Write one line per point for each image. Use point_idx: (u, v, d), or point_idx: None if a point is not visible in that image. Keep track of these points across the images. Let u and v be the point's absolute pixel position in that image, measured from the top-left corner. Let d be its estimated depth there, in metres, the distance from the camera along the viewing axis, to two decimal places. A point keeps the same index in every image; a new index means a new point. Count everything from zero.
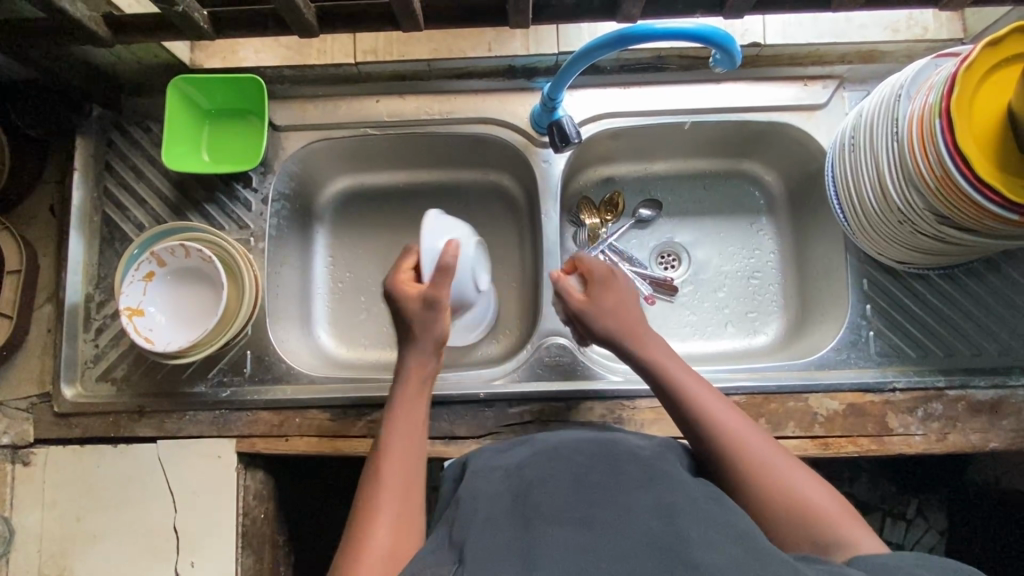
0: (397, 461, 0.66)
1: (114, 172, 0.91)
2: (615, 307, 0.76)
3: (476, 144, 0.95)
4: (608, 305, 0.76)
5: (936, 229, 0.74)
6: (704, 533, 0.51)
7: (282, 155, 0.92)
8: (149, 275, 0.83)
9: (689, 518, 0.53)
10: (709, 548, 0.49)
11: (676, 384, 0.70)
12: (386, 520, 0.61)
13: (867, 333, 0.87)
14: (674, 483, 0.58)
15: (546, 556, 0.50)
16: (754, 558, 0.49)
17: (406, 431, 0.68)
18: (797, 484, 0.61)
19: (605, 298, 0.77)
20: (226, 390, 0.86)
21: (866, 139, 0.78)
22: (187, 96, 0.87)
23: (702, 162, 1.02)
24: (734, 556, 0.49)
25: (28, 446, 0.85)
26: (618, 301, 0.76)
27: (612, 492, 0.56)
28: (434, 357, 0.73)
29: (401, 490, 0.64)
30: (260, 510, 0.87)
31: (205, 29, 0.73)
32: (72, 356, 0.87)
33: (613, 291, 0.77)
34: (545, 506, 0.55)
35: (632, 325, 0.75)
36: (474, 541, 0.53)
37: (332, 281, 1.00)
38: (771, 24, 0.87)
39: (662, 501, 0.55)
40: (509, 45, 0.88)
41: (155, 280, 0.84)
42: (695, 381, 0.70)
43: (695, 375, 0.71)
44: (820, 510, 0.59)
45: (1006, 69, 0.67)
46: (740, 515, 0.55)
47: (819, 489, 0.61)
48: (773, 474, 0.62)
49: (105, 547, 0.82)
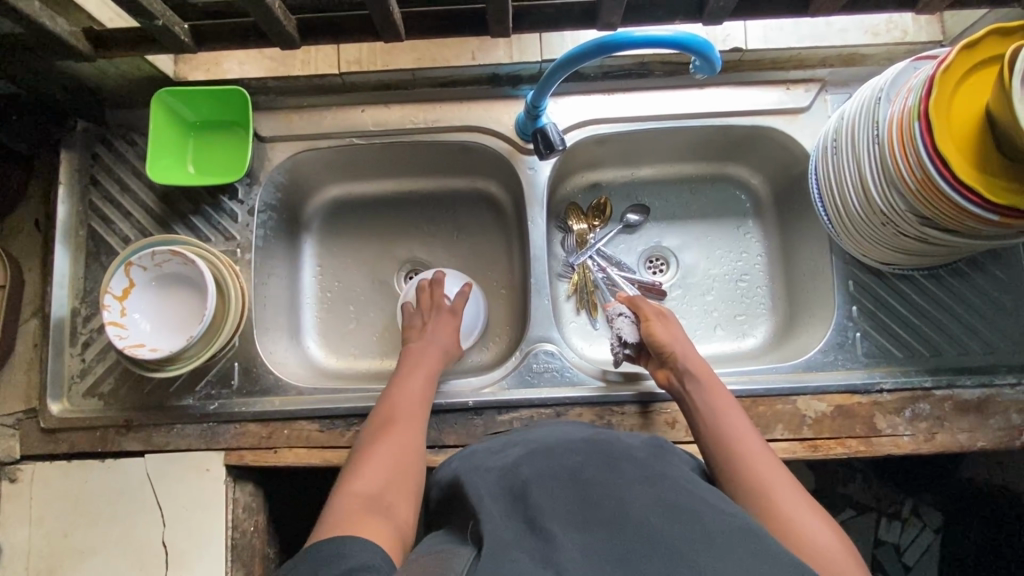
0: (410, 406, 0.77)
1: (99, 186, 0.90)
2: (675, 337, 0.81)
3: (463, 151, 0.95)
4: (677, 331, 0.83)
5: (918, 230, 0.75)
6: (708, 530, 0.50)
7: (268, 166, 0.92)
8: (105, 323, 0.80)
9: (694, 515, 0.52)
10: (713, 548, 0.49)
11: (718, 420, 0.72)
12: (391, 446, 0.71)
13: (853, 334, 0.87)
14: (671, 484, 0.58)
15: (555, 552, 0.50)
16: (757, 557, 0.48)
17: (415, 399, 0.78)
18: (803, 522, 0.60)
19: (662, 331, 0.82)
20: (214, 403, 0.86)
21: (848, 142, 0.79)
22: (172, 109, 0.87)
23: (689, 166, 1.02)
24: (735, 555, 0.48)
25: (14, 463, 0.85)
26: (669, 336, 0.81)
27: (610, 488, 0.56)
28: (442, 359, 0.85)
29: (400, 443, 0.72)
30: (250, 522, 0.86)
31: (187, 43, 0.73)
32: (59, 371, 0.87)
33: (668, 327, 0.83)
34: (545, 504, 0.55)
35: (692, 357, 0.79)
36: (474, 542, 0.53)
37: (320, 291, 1.00)
38: (752, 29, 0.88)
39: (658, 502, 0.54)
40: (492, 53, 0.89)
41: (114, 327, 0.80)
42: (739, 415, 0.73)
43: (739, 412, 0.73)
44: (810, 538, 0.58)
45: (983, 71, 0.68)
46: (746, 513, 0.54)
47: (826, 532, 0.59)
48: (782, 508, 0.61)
49: (92, 564, 0.82)
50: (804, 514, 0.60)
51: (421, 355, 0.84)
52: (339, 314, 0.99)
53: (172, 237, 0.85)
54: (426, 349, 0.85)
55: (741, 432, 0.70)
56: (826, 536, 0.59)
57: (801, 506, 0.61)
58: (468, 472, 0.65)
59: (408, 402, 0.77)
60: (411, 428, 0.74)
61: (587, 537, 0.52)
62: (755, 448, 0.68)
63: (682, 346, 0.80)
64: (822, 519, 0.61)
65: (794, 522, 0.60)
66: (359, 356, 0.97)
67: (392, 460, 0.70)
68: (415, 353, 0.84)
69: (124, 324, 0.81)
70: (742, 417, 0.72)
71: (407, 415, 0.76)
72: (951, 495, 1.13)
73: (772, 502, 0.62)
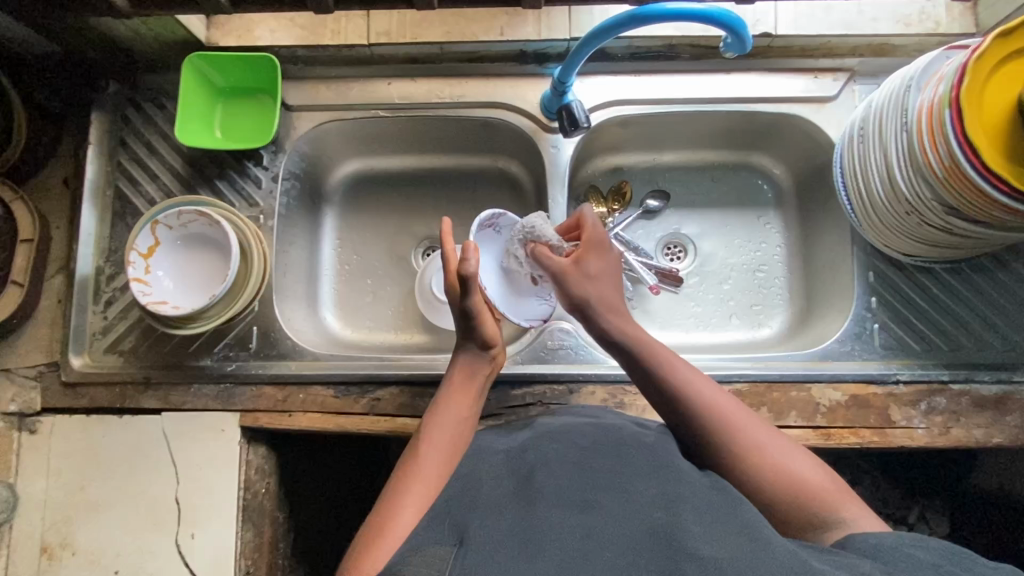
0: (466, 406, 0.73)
1: (128, 147, 0.92)
2: (600, 275, 0.72)
3: (487, 129, 0.95)
4: (596, 234, 0.73)
5: (944, 220, 0.74)
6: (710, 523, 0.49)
7: (294, 135, 0.93)
8: (130, 279, 0.81)
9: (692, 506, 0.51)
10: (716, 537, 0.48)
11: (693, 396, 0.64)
12: (443, 442, 0.68)
13: (871, 325, 0.87)
14: (679, 471, 0.57)
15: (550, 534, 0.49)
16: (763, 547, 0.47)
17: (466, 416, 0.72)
18: (804, 475, 0.59)
19: (591, 265, 0.72)
20: (231, 364, 0.87)
21: (875, 131, 0.79)
22: (201, 73, 0.88)
23: (711, 153, 1.02)
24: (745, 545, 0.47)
25: (34, 414, 0.86)
26: (603, 270, 0.72)
27: (616, 474, 0.56)
28: (483, 362, 0.77)
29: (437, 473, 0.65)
30: (262, 484, 0.87)
31: (223, 3, 0.74)
32: (82, 327, 0.88)
33: (601, 259, 0.73)
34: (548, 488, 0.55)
35: (608, 265, 0.73)
36: (477, 521, 0.52)
37: (338, 264, 1.00)
38: (784, 14, 0.88)
39: (666, 490, 0.54)
40: (521, 30, 0.89)
41: (138, 284, 0.81)
42: (702, 380, 0.66)
43: (696, 372, 0.67)
44: (811, 480, 0.58)
45: (1015, 61, 0.67)
46: (748, 507, 0.53)
47: (814, 466, 0.60)
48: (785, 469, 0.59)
49: (107, 517, 0.83)
50: (793, 453, 0.60)
51: (472, 367, 0.76)
52: (356, 287, 1.00)
53: (205, 200, 0.87)
54: (467, 368, 0.76)
55: (698, 385, 0.65)
56: (813, 471, 0.59)
57: (791, 453, 0.61)
58: (471, 454, 0.65)
59: (451, 423, 0.70)
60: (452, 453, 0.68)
61: (586, 518, 0.51)
62: (732, 412, 0.63)
63: (594, 232, 0.73)
64: (805, 456, 0.61)
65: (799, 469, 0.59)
66: (374, 329, 0.98)
67: (443, 448, 0.67)
68: (463, 368, 0.76)
69: (148, 282, 0.83)
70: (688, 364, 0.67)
71: (449, 438, 0.69)
72: (961, 502, 1.11)
73: (765, 455, 0.60)
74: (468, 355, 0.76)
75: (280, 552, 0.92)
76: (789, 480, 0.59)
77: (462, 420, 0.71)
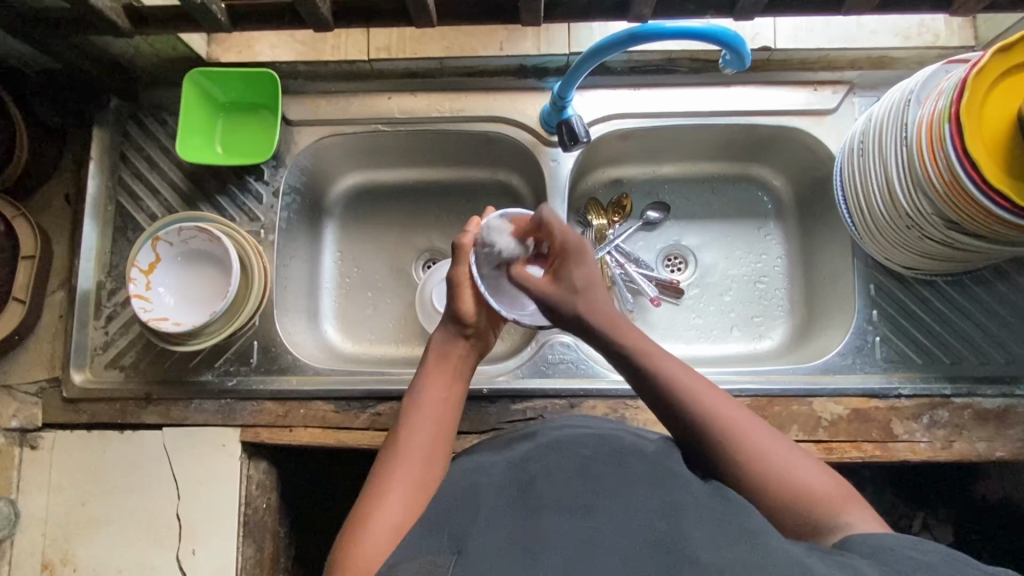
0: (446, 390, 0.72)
1: (129, 163, 0.92)
2: (587, 284, 0.67)
3: (487, 143, 0.95)
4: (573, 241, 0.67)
5: (944, 234, 0.74)
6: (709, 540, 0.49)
7: (294, 150, 0.93)
8: (131, 295, 0.81)
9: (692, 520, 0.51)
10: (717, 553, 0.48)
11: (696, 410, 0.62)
12: (423, 428, 0.68)
13: (873, 338, 0.87)
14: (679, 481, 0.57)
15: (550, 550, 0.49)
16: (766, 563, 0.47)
17: (447, 399, 0.71)
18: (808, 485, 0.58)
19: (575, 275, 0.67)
20: (232, 379, 0.87)
21: (875, 144, 0.78)
22: (201, 88, 0.88)
23: (711, 165, 1.02)
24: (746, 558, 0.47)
25: (36, 430, 0.86)
26: (589, 281, 0.67)
27: (617, 485, 0.55)
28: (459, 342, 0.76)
29: (423, 464, 0.65)
30: (262, 499, 0.87)
31: (223, 21, 0.74)
32: (83, 342, 0.88)
33: (584, 268, 0.67)
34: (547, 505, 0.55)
35: (593, 270, 0.68)
36: (476, 539, 0.52)
37: (339, 276, 1.01)
38: (782, 28, 0.88)
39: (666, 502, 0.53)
40: (521, 45, 0.90)
41: (139, 299, 0.82)
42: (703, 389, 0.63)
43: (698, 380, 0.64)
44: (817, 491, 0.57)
45: (1014, 77, 0.67)
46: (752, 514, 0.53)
47: (819, 473, 0.59)
48: (790, 480, 0.58)
49: (108, 532, 0.83)
50: (799, 463, 0.59)
51: (449, 348, 0.75)
52: (357, 300, 1.00)
53: (202, 215, 0.86)
54: (448, 349, 0.75)
55: (699, 396, 0.62)
56: (818, 482, 0.58)
57: (795, 462, 0.60)
58: (470, 468, 0.65)
59: (432, 408, 0.70)
60: (436, 441, 0.67)
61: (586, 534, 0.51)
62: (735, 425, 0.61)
63: (566, 239, 0.67)
64: (809, 466, 0.60)
65: (805, 480, 0.58)
66: (375, 342, 0.98)
67: (426, 437, 0.67)
68: (440, 350, 0.75)
69: (149, 298, 0.83)
70: (690, 372, 0.65)
71: (431, 424, 0.68)
72: (964, 512, 1.11)
73: (772, 468, 0.58)
74: (448, 337, 0.76)
75: (280, 565, 0.92)
76: (798, 490, 0.57)
77: (444, 402, 0.71)
